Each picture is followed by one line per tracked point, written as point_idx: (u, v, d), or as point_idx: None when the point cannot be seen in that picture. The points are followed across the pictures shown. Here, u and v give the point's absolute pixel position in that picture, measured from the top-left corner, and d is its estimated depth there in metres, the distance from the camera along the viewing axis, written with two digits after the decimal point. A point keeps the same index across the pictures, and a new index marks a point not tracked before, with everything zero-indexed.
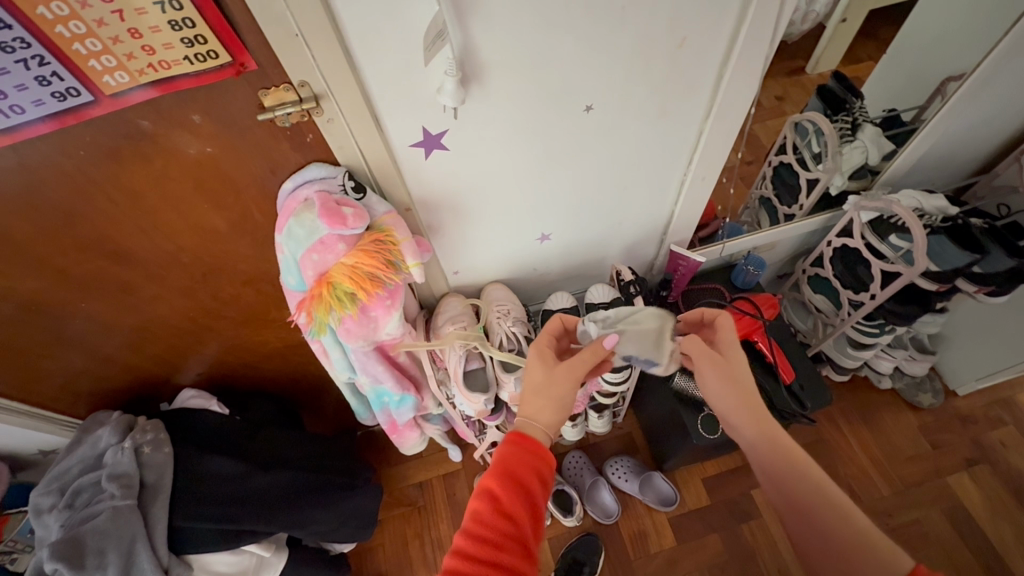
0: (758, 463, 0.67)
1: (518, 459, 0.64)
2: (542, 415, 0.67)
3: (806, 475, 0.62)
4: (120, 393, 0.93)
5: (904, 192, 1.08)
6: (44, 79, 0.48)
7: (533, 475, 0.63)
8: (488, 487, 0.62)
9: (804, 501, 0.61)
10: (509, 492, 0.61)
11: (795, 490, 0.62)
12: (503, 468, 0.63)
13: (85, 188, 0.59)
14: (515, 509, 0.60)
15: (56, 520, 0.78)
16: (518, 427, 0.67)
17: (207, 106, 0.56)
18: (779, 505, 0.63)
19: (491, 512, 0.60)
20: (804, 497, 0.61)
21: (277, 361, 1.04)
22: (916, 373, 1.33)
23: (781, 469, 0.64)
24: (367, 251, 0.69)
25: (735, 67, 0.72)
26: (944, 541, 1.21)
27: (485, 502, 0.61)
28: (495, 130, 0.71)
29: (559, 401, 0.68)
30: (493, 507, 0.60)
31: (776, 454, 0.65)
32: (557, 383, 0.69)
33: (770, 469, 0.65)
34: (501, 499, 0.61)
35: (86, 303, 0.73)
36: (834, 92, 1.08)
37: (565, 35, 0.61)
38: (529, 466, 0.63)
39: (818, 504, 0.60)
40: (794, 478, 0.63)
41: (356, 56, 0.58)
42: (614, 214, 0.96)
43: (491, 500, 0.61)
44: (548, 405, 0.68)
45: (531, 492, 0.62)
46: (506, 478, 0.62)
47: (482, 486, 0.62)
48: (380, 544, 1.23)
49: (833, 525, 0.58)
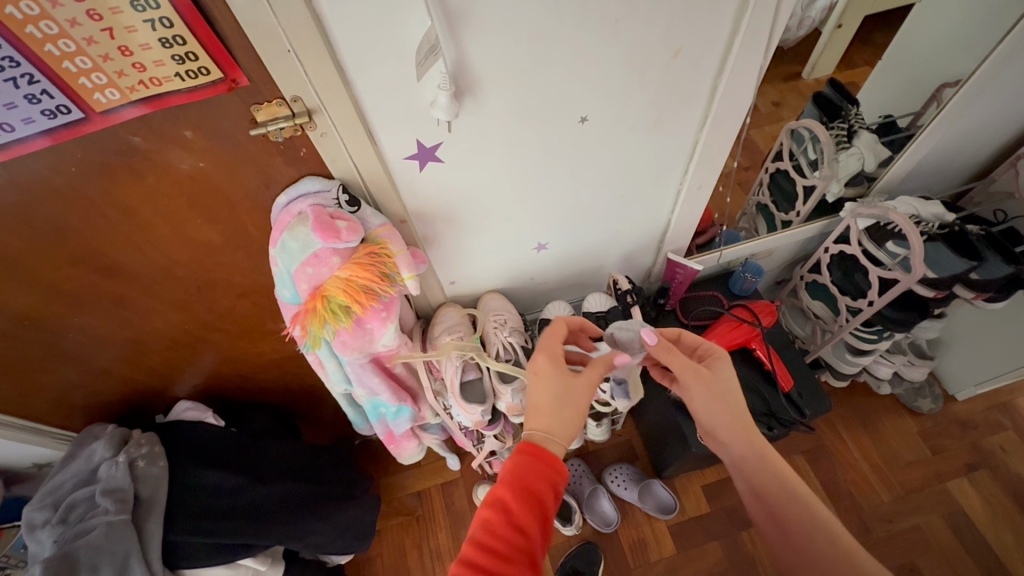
0: (745, 482, 0.67)
1: (532, 470, 0.63)
2: (562, 431, 0.67)
3: (794, 494, 0.63)
4: (115, 405, 0.93)
5: (902, 199, 1.07)
6: (34, 98, 0.47)
7: (547, 488, 0.63)
8: (501, 498, 0.61)
9: (791, 521, 0.61)
10: (522, 503, 0.61)
11: (782, 510, 0.62)
12: (518, 479, 0.62)
13: (77, 203, 0.59)
14: (527, 520, 0.59)
15: (49, 536, 0.77)
16: (531, 439, 0.66)
17: (198, 121, 0.56)
18: (766, 519, 0.64)
19: (503, 523, 0.59)
20: (793, 515, 0.61)
21: (274, 372, 1.03)
22: (916, 377, 1.31)
23: (769, 488, 0.65)
24: (362, 263, 0.68)
25: (728, 81, 0.73)
26: (945, 548, 1.20)
27: (497, 512, 0.60)
28: (489, 141, 0.71)
29: (574, 413, 0.68)
30: (505, 518, 0.59)
31: (767, 471, 0.65)
32: (574, 395, 0.69)
33: (757, 488, 0.65)
34: (514, 510, 0.60)
35: (78, 317, 0.72)
36: (829, 99, 1.08)
37: (558, 46, 0.61)
38: (544, 478, 0.63)
39: (805, 523, 0.60)
40: (782, 497, 0.63)
41: (348, 70, 0.57)
42: (612, 222, 0.96)
43: (504, 511, 0.60)
44: (567, 418, 0.68)
45: (544, 503, 0.61)
46: (519, 489, 0.62)
47: (493, 495, 0.62)
48: (379, 554, 1.22)
49: (821, 544, 0.58)
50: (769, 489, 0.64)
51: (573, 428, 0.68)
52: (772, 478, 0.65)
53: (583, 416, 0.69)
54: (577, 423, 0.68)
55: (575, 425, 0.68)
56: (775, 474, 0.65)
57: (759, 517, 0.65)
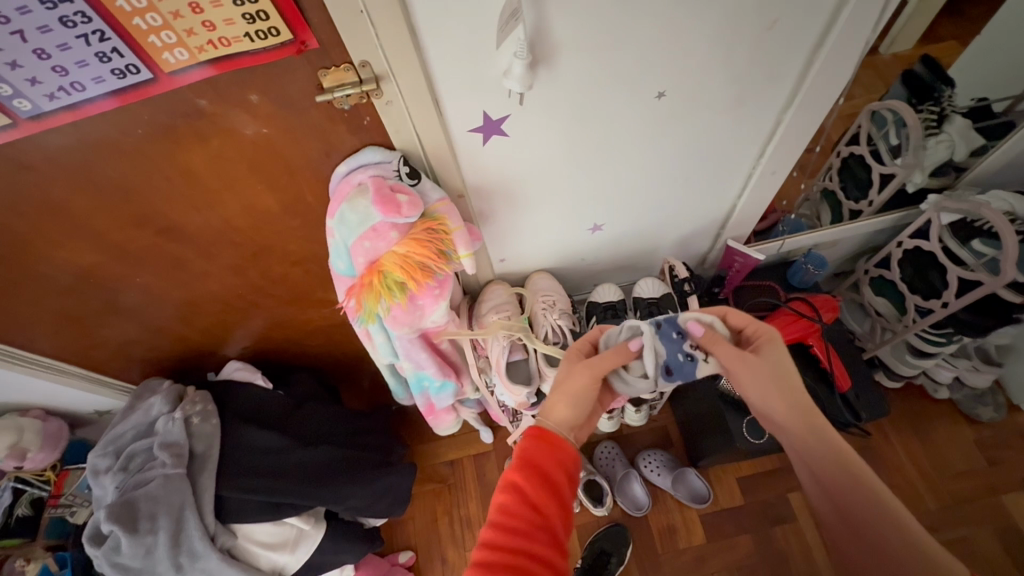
0: (805, 468, 0.67)
1: (541, 453, 0.64)
2: (555, 411, 0.68)
3: (856, 479, 0.62)
4: (170, 360, 0.95)
5: (993, 193, 0.97)
6: (105, 56, 0.47)
7: (559, 470, 0.64)
8: (513, 481, 0.62)
9: (865, 533, 0.60)
10: (536, 485, 0.61)
11: (847, 501, 0.62)
12: (525, 461, 0.64)
13: (142, 166, 0.58)
14: (542, 499, 0.61)
15: (112, 481, 0.82)
16: (537, 423, 0.67)
17: (265, 86, 0.54)
18: (826, 510, 0.64)
19: (518, 503, 0.60)
20: (855, 510, 0.61)
21: (320, 339, 1.04)
22: (978, 385, 1.22)
23: (836, 480, 0.63)
24: (420, 240, 0.66)
25: (826, 59, 0.66)
26: (993, 563, 1.14)
27: (511, 494, 0.61)
28: (556, 118, 0.67)
29: (569, 395, 0.69)
30: (518, 498, 0.61)
31: (826, 459, 0.64)
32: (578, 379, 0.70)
33: (824, 483, 0.64)
34: (528, 491, 0.61)
35: (138, 277, 0.73)
36: (920, 79, 1.01)
37: (644, 17, 0.56)
38: (554, 460, 0.64)
39: (867, 519, 0.60)
40: (846, 485, 0.62)
41: (421, 35, 0.54)
42: (673, 205, 0.91)
43: (518, 492, 0.61)
44: (557, 399, 0.69)
45: (557, 483, 0.63)
46: (530, 471, 0.63)
47: (507, 479, 0.63)
48: (410, 518, 1.26)
49: (882, 531, 0.59)
50: (833, 477, 0.63)
51: (567, 412, 0.68)
52: (834, 470, 0.63)
53: (578, 407, 0.69)
54: (572, 412, 0.68)
55: (571, 410, 0.68)
56: (847, 467, 0.63)
57: (823, 509, 0.65)
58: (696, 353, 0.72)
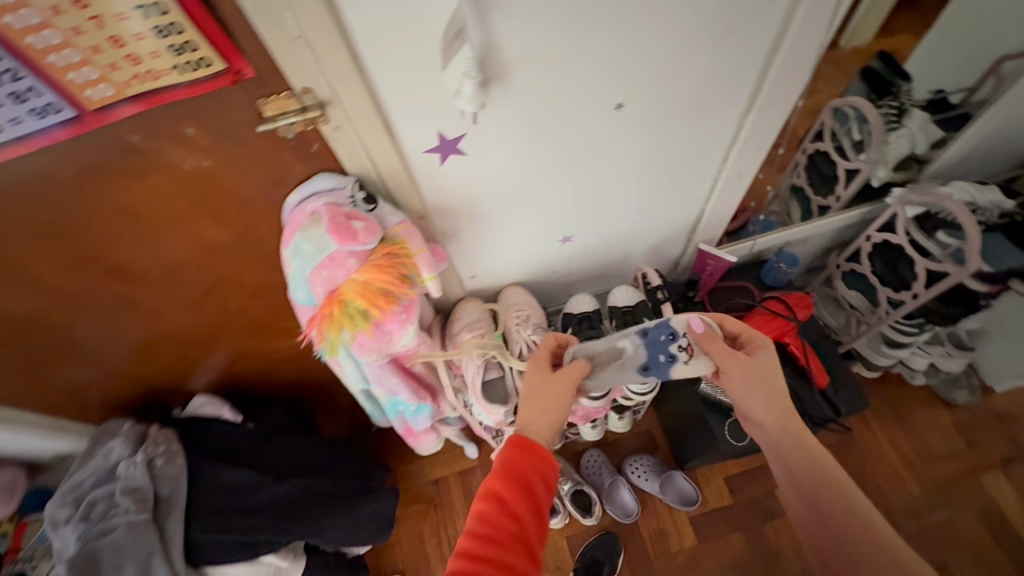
0: (781, 465, 0.67)
1: (524, 461, 0.62)
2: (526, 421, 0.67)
3: (831, 478, 0.63)
4: (130, 399, 0.91)
5: (955, 183, 0.99)
6: (20, 96, 0.44)
7: (538, 477, 0.62)
8: (494, 489, 0.60)
9: (853, 552, 0.58)
10: (514, 493, 0.59)
11: (821, 497, 0.62)
12: (506, 470, 0.62)
13: (76, 206, 0.55)
14: (520, 507, 0.58)
15: (72, 532, 0.77)
16: (519, 431, 0.65)
17: (201, 117, 0.51)
18: (799, 507, 0.64)
19: (498, 512, 0.58)
20: (829, 506, 0.61)
21: (290, 367, 1.01)
22: (952, 370, 1.25)
23: (814, 478, 0.63)
24: (381, 267, 0.64)
25: (782, 62, 0.65)
26: (978, 544, 1.16)
27: (491, 503, 0.59)
28: (515, 136, 0.66)
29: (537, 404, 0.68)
30: (498, 507, 0.58)
31: (803, 457, 0.65)
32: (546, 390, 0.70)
33: (801, 480, 0.64)
34: (508, 500, 0.59)
35: (86, 319, 0.70)
36: (879, 74, 1.04)
37: (597, 28, 0.55)
38: (533, 468, 0.62)
39: (840, 515, 0.60)
40: (820, 481, 0.63)
41: (364, 59, 0.52)
42: (642, 213, 0.90)
43: (498, 501, 0.59)
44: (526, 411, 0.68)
45: (536, 492, 0.60)
46: (511, 479, 0.61)
47: (487, 487, 0.61)
48: (397, 541, 1.22)
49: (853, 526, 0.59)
50: (808, 475, 0.64)
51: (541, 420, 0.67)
52: (810, 466, 0.64)
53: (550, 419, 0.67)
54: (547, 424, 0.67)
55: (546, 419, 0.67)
56: (824, 466, 0.64)
57: (796, 507, 0.64)
58: (681, 353, 0.73)
